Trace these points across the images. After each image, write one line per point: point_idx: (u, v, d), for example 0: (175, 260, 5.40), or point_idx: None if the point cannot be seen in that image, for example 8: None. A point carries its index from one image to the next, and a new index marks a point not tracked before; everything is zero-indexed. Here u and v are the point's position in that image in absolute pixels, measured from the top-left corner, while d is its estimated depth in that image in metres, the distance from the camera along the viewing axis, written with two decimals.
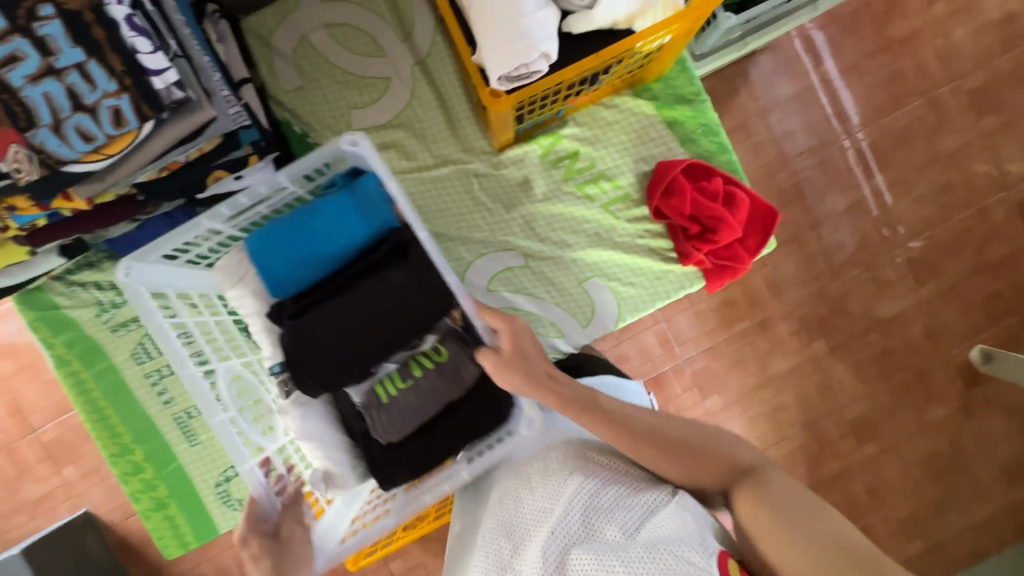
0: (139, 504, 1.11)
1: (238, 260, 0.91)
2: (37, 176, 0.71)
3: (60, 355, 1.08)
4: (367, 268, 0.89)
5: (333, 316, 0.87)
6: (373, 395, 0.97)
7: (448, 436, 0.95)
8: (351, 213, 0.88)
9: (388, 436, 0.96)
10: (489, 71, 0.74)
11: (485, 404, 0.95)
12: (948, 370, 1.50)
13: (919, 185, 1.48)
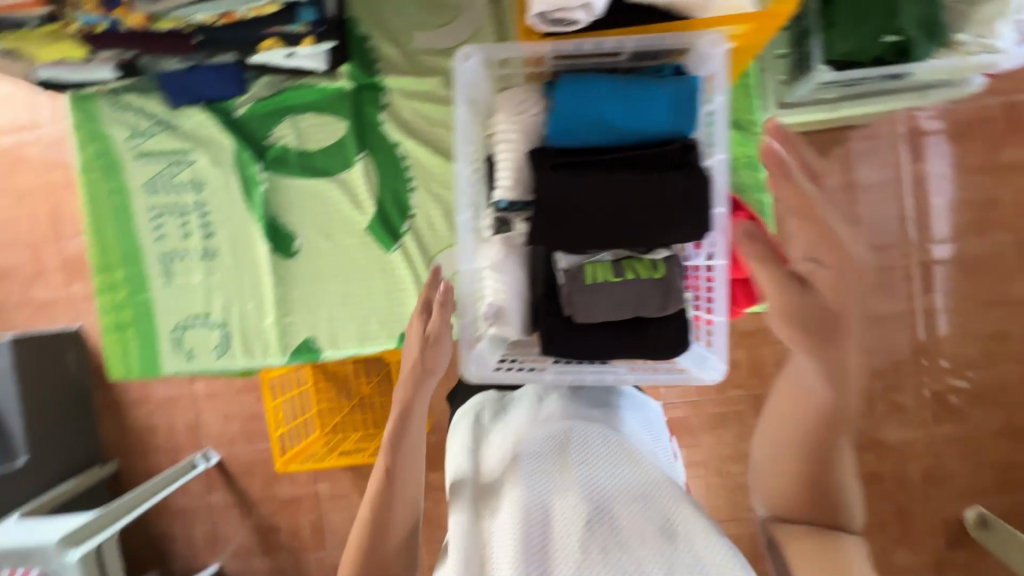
0: (103, 320, 1.18)
1: (522, 98, 0.89)
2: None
3: (87, 161, 1.16)
4: (641, 161, 0.80)
5: (605, 183, 0.79)
6: (581, 272, 0.84)
7: (607, 345, 0.85)
8: (661, 102, 0.79)
9: (581, 320, 0.84)
10: (531, 5, 0.72)
11: (668, 335, 0.83)
12: (935, 520, 1.36)
13: (972, 320, 1.34)
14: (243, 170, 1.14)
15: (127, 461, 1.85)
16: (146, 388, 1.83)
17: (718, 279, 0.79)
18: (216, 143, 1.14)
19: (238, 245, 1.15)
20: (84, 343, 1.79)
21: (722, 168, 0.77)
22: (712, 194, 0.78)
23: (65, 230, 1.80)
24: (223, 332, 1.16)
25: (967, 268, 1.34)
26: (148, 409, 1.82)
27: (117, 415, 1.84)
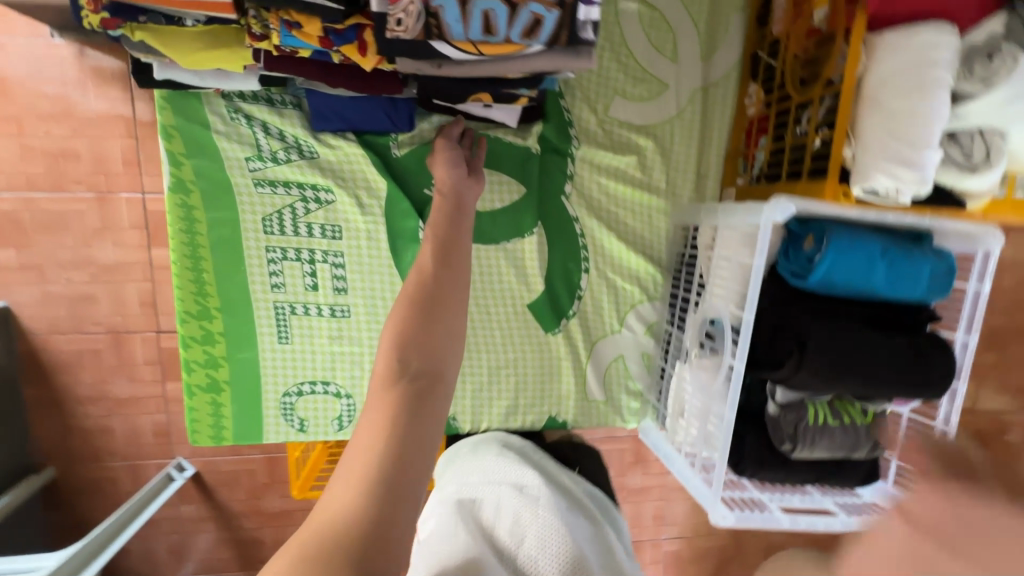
0: (190, 377, 0.96)
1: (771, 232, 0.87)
2: (410, 35, 0.60)
3: (183, 179, 0.90)
4: (886, 321, 0.84)
5: (865, 343, 0.82)
6: (804, 412, 0.87)
7: (808, 475, 0.90)
8: (923, 272, 0.81)
9: (796, 454, 0.88)
10: (863, 178, 0.71)
11: (861, 472, 0.91)
12: None
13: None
14: (393, 221, 0.97)
15: (71, 470, 1.26)
16: (97, 386, 1.22)
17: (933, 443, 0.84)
18: (362, 184, 0.95)
19: (376, 307, 0.99)
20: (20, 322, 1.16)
21: (966, 349, 0.81)
22: (950, 369, 0.82)
23: None
24: (348, 402, 1.01)
25: None
26: (105, 411, 1.23)
27: (59, 416, 1.23)
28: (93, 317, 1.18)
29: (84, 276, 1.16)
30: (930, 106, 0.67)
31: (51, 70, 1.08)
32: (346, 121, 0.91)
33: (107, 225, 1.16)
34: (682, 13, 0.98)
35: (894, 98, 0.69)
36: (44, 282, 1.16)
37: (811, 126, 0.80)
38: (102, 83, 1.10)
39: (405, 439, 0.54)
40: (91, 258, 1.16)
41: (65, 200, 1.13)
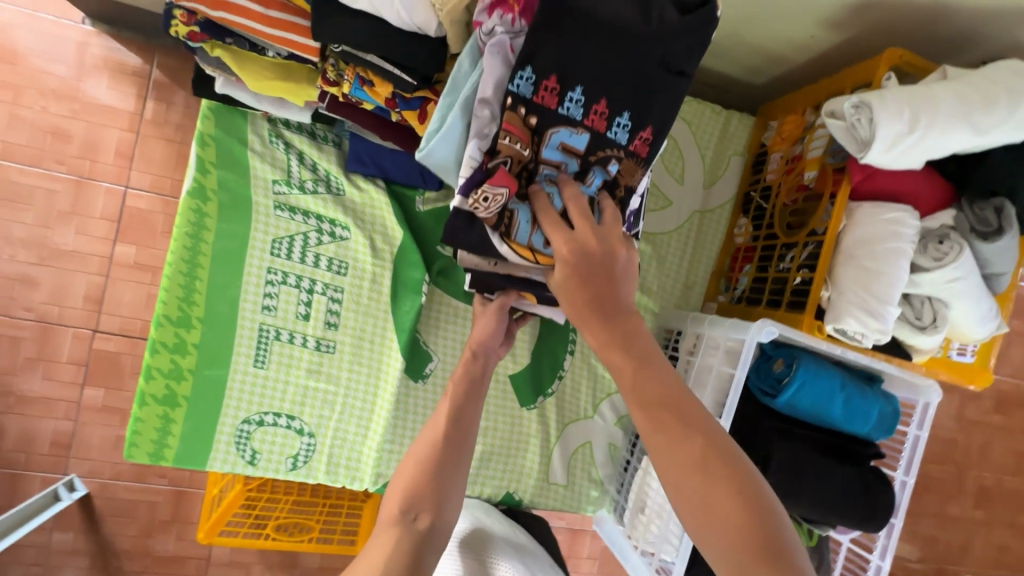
0: (146, 384, 0.89)
1: None
2: (487, 218, 0.66)
3: (205, 187, 0.91)
4: (839, 451, 0.92)
5: (821, 469, 0.88)
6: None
7: None
8: (872, 410, 0.90)
9: None
10: (835, 318, 0.82)
11: None
12: None
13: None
14: (400, 268, 0.99)
15: None
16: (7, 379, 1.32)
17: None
18: (379, 229, 0.99)
19: (363, 347, 0.99)
20: None
21: (906, 488, 0.89)
22: (894, 505, 0.89)
23: None
24: (308, 441, 0.96)
25: None
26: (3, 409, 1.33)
27: None
28: (24, 300, 1.32)
29: (31, 257, 1.32)
30: (895, 266, 0.80)
31: (63, 76, 1.31)
32: (381, 170, 0.97)
33: (77, 210, 1.33)
34: (693, 146, 1.13)
35: (865, 253, 0.82)
36: None
37: (794, 264, 0.92)
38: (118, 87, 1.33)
39: (410, 567, 0.63)
40: (44, 240, 1.32)
41: (41, 176, 1.31)
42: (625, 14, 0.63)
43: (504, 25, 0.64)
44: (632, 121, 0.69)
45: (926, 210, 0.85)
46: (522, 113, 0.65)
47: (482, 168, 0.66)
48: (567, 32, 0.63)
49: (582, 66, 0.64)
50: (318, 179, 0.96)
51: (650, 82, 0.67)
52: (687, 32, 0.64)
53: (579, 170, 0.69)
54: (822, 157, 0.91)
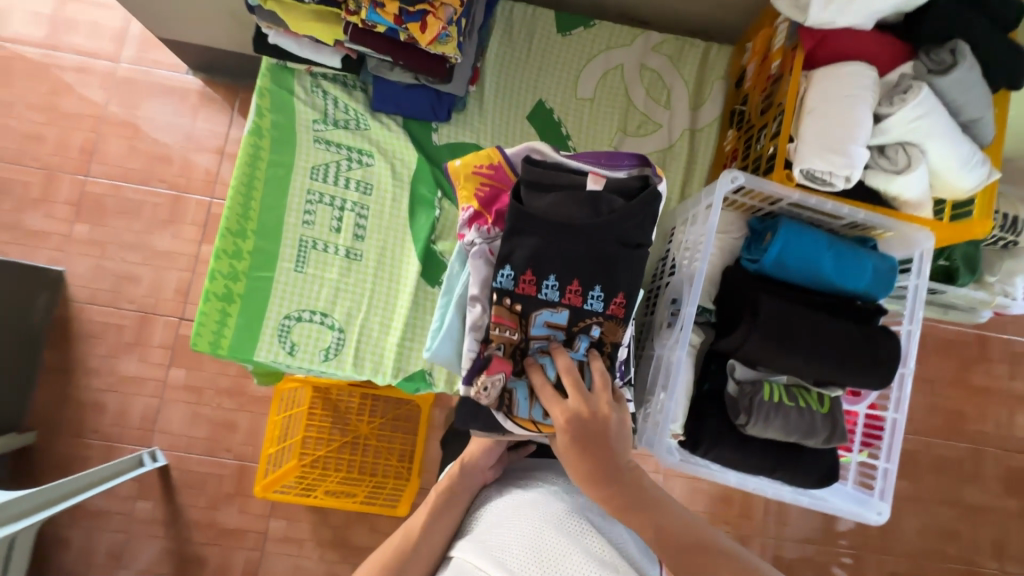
0: (210, 283, 1.07)
1: (731, 220, 1.01)
2: (489, 402, 0.83)
3: (260, 127, 1.13)
4: (833, 308, 0.92)
5: (815, 324, 0.89)
6: (759, 388, 0.91)
7: (767, 456, 0.91)
8: (862, 264, 0.92)
9: (751, 430, 0.90)
10: (800, 160, 0.87)
11: (817, 465, 0.91)
12: None
13: (932, 514, 1.65)
14: (415, 187, 1.16)
15: (53, 440, 1.62)
16: (111, 360, 1.65)
17: (891, 429, 0.85)
18: (399, 156, 1.16)
19: (386, 255, 1.14)
20: (65, 289, 1.66)
21: (910, 336, 0.88)
22: (899, 354, 0.87)
23: (95, 164, 1.70)
24: (338, 335, 1.10)
25: (937, 472, 1.65)
26: (107, 385, 1.64)
27: (64, 383, 1.64)
28: (130, 293, 1.67)
29: (137, 257, 1.68)
30: (856, 111, 0.85)
31: (168, 114, 1.73)
32: (399, 106, 1.15)
33: (172, 217, 1.70)
34: (676, 75, 1.24)
35: (828, 103, 0.87)
36: (99, 259, 1.68)
37: (767, 140, 0.99)
38: (208, 118, 1.74)
39: None
40: (146, 242, 1.69)
41: (147, 192, 1.70)
42: (578, 211, 0.81)
43: (485, 233, 0.87)
44: (603, 290, 0.83)
45: (889, 66, 0.90)
46: (506, 304, 0.82)
47: (480, 358, 0.84)
48: (535, 235, 0.80)
49: (550, 259, 0.81)
50: (346, 117, 1.16)
51: (612, 254, 0.82)
52: (633, 212, 0.82)
53: (567, 338, 0.84)
54: (781, 45, 0.99)
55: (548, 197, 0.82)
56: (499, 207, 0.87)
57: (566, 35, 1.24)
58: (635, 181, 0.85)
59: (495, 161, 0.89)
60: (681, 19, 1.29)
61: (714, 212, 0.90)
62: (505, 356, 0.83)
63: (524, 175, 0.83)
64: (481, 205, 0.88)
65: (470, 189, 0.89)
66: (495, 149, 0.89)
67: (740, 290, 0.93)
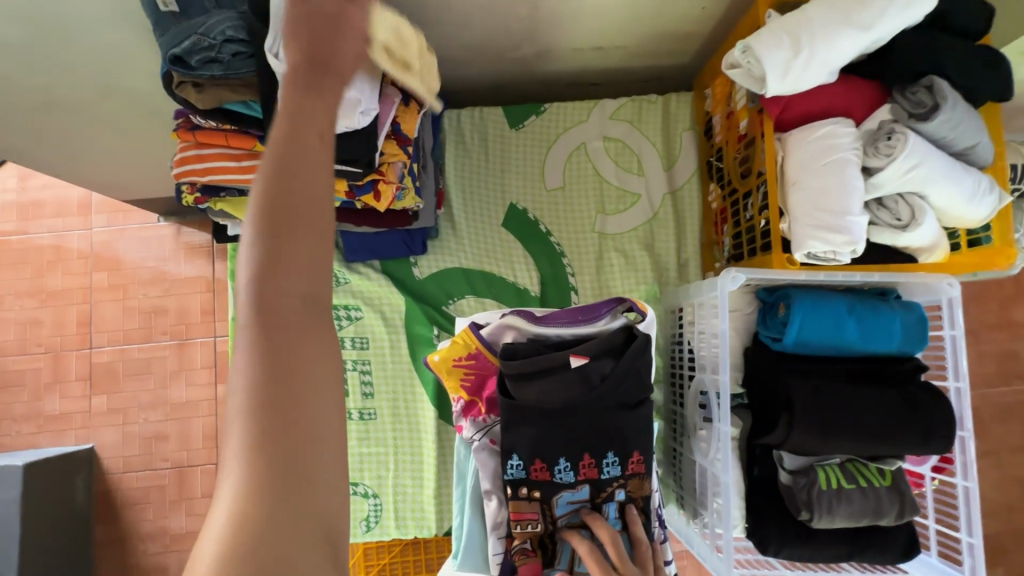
0: None
1: (739, 299, 0.96)
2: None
3: None
4: (867, 376, 0.87)
5: (857, 403, 0.84)
6: (813, 476, 0.87)
7: (840, 542, 0.86)
8: (889, 325, 0.86)
9: (819, 524, 0.85)
10: (798, 244, 0.82)
11: (896, 542, 0.86)
12: None
13: (1010, 466, 1.62)
14: (410, 327, 1.13)
15: None
16: (163, 521, 1.65)
17: (965, 496, 0.80)
18: (385, 302, 1.13)
19: (399, 406, 1.11)
20: (98, 463, 1.66)
21: (963, 395, 0.82)
22: (954, 416, 0.82)
23: (95, 334, 1.70)
24: (374, 502, 1.07)
25: (1003, 418, 1.62)
26: (164, 544, 1.64)
27: (123, 553, 1.65)
28: (161, 451, 1.67)
29: (159, 415, 1.67)
30: (842, 179, 0.79)
31: (153, 264, 1.71)
32: (372, 253, 1.12)
33: (183, 366, 1.69)
34: (642, 139, 1.19)
35: (811, 175, 0.81)
36: (124, 426, 1.68)
37: (755, 210, 0.94)
38: (190, 257, 1.72)
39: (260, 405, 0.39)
40: (163, 397, 1.68)
41: (151, 348, 1.69)
42: (568, 389, 0.81)
43: (481, 423, 0.89)
44: (617, 455, 0.82)
45: (865, 114, 0.85)
46: (525, 493, 0.82)
47: (508, 559, 0.83)
48: (532, 424, 0.81)
49: (555, 445, 0.81)
50: None
51: (614, 422, 0.82)
52: (624, 371, 0.82)
53: (596, 506, 0.83)
54: (747, 106, 0.94)
55: (535, 382, 0.82)
56: (488, 392, 0.90)
57: (519, 127, 1.19)
58: (619, 334, 0.85)
59: (473, 347, 0.91)
60: (629, 73, 1.22)
61: (722, 313, 0.85)
62: (532, 549, 0.83)
63: (506, 368, 0.83)
64: (471, 393, 0.91)
65: (457, 380, 0.92)
66: (469, 332, 0.91)
67: (769, 379, 0.88)
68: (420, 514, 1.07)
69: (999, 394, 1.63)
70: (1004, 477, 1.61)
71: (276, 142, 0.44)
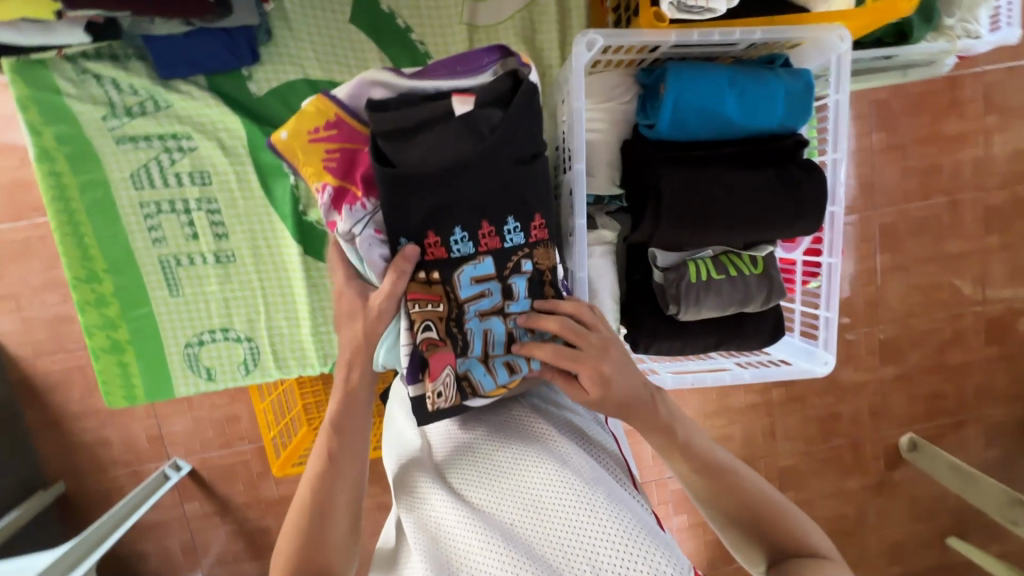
0: (91, 340, 0.98)
1: (615, 83, 0.83)
2: (451, 403, 0.73)
3: (46, 148, 0.92)
4: (743, 158, 0.80)
5: (728, 185, 0.77)
6: (683, 271, 0.83)
7: (711, 334, 0.86)
8: (770, 96, 0.76)
9: (686, 317, 0.83)
10: None
11: (761, 327, 0.86)
12: (881, 446, 1.80)
13: (914, 274, 1.68)
14: (257, 156, 0.97)
15: (77, 482, 1.63)
16: (91, 398, 1.58)
17: (830, 273, 0.80)
18: (221, 127, 0.96)
19: (260, 245, 1.00)
20: (3, 352, 1.52)
21: (839, 166, 0.78)
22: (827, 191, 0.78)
23: None
24: (250, 345, 1.02)
25: (916, 231, 1.65)
26: (97, 421, 1.59)
27: (57, 436, 1.60)
28: (69, 334, 1.53)
29: (55, 296, 1.50)
30: None
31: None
32: (188, 63, 0.91)
33: None
34: None
35: None
36: (20, 311, 1.51)
37: None
38: None
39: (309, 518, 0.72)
40: (54, 279, 1.50)
41: (25, 227, 1.47)
42: (456, 146, 0.70)
43: (359, 211, 0.73)
44: (518, 220, 0.74)
45: None
46: (424, 276, 0.73)
47: (415, 350, 0.73)
48: (421, 192, 0.70)
49: (449, 210, 0.71)
50: (135, 101, 0.94)
51: (511, 177, 0.72)
52: (516, 119, 0.71)
53: (505, 288, 0.75)
54: None
55: (417, 141, 0.70)
56: (361, 170, 0.74)
57: None
58: (506, 81, 0.72)
59: (332, 116, 0.74)
60: None
61: (579, 92, 0.74)
62: (441, 338, 0.73)
63: (377, 127, 0.69)
64: (339, 177, 0.75)
65: (318, 164, 0.75)
66: (320, 98, 0.74)
67: (640, 170, 0.80)
68: (301, 352, 1.03)
69: (914, 208, 1.64)
70: (907, 287, 1.68)
71: (318, 476, 0.75)
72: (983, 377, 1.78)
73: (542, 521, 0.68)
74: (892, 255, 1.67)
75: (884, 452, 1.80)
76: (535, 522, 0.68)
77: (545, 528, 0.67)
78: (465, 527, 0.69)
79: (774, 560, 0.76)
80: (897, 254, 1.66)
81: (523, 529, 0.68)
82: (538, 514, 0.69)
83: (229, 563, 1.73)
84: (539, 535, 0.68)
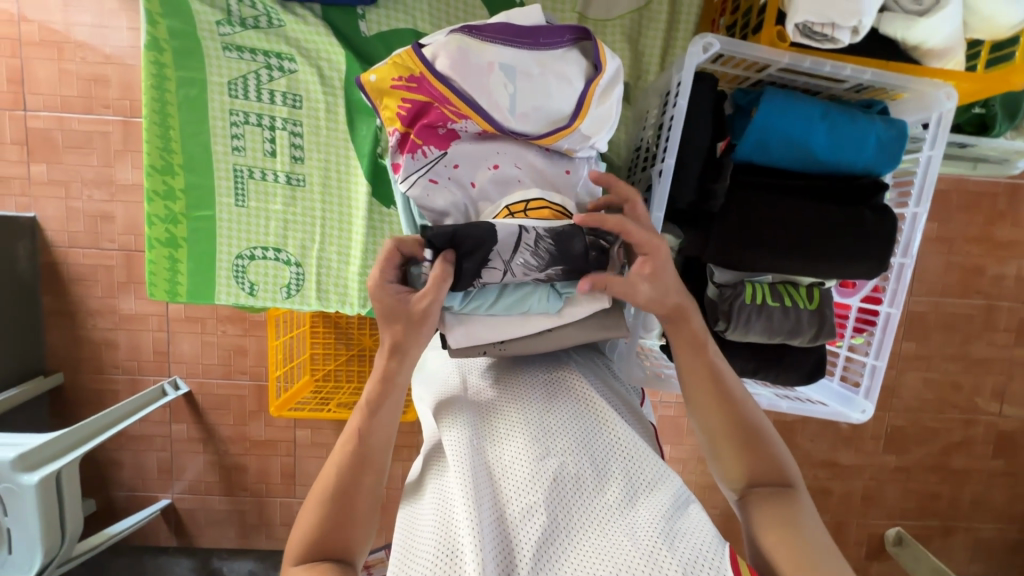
0: (151, 230, 1.01)
1: None
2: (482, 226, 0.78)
3: (157, 38, 0.95)
4: (820, 193, 0.81)
5: (800, 215, 0.79)
6: (740, 290, 0.83)
7: (755, 360, 0.86)
8: (865, 136, 0.78)
9: (732, 335, 0.83)
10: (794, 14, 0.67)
11: (804, 365, 0.86)
12: (865, 532, 1.77)
13: (934, 369, 1.67)
14: (350, 91, 1.00)
15: (75, 377, 1.65)
16: (111, 299, 1.60)
17: (884, 323, 0.81)
18: (324, 56, 0.99)
19: (331, 176, 1.03)
20: (41, 234, 1.55)
21: (915, 220, 0.80)
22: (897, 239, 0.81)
23: (30, 94, 1.48)
24: (297, 270, 1.04)
25: (944, 326, 1.64)
26: (110, 322, 1.61)
27: (69, 328, 1.62)
28: (106, 232, 1.55)
29: (104, 194, 1.53)
30: None
31: (93, 21, 1.45)
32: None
33: (128, 146, 1.52)
34: None
35: None
36: (66, 200, 1.54)
37: None
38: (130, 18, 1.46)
39: (348, 476, 0.71)
40: (108, 177, 1.53)
41: (93, 121, 1.50)
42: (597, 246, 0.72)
43: (419, 160, 0.75)
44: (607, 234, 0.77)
45: None
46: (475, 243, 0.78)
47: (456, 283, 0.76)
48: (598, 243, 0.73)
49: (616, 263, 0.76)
50: (250, 13, 0.97)
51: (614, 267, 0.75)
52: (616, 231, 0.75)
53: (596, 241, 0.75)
54: None
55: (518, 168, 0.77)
56: (426, 121, 0.75)
57: None
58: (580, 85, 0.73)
59: (415, 73, 0.72)
60: None
61: (683, 89, 0.76)
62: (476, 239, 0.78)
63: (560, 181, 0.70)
64: (406, 126, 0.75)
65: (392, 109, 0.75)
66: (410, 51, 0.71)
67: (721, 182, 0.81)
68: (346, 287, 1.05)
69: (949, 303, 1.63)
70: (925, 380, 1.67)
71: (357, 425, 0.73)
72: (981, 488, 1.74)
73: (575, 489, 0.64)
74: (917, 344, 1.65)
75: (866, 538, 1.77)
76: (570, 486, 0.64)
77: (577, 495, 0.64)
78: (497, 483, 0.65)
79: (751, 481, 0.75)
80: (922, 345, 1.65)
81: (562, 497, 0.63)
82: (574, 479, 0.65)
83: (197, 492, 1.73)
84: (570, 505, 0.63)
